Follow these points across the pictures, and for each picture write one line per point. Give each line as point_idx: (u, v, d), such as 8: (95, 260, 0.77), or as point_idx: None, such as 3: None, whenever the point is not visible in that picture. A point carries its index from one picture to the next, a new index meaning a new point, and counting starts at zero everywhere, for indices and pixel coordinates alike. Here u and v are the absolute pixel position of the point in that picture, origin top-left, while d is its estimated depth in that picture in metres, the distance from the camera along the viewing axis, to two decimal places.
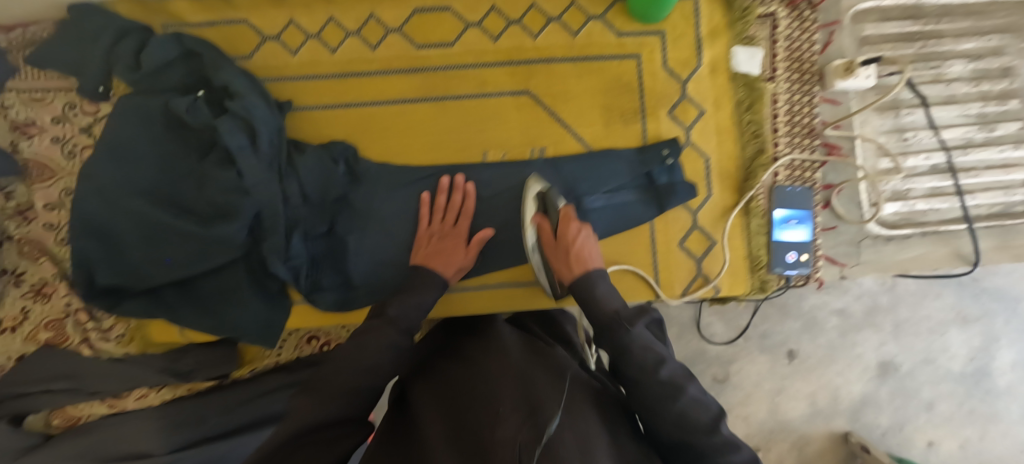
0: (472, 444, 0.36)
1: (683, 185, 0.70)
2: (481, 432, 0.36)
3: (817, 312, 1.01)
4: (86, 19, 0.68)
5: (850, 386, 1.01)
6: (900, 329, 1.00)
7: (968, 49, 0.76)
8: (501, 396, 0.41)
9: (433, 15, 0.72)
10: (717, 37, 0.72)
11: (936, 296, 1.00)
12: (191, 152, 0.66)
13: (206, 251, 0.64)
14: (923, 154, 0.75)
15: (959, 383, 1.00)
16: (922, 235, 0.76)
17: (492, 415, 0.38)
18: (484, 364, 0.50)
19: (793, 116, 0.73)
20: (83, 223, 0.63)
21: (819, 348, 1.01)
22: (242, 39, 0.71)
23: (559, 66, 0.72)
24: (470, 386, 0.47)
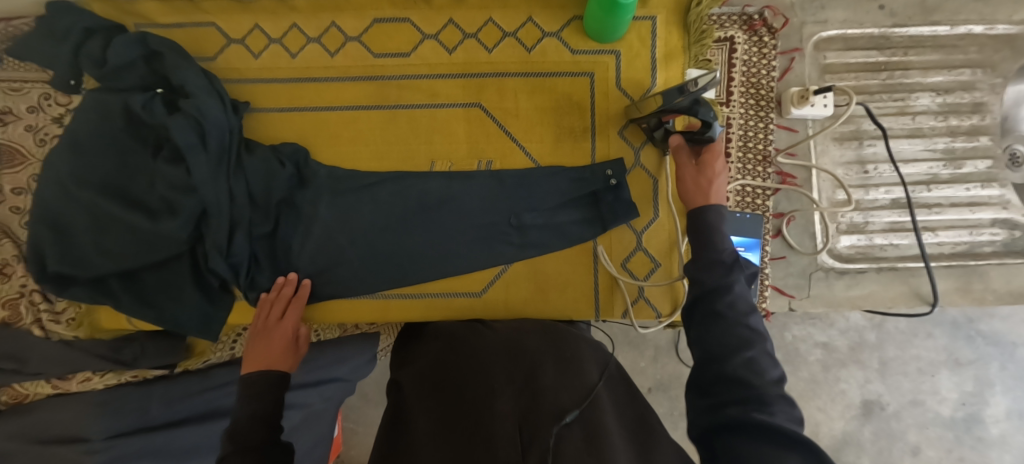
0: (475, 406, 0.45)
1: (625, 206, 0.69)
2: (478, 400, 0.45)
3: (800, 343, 0.97)
4: (59, 14, 0.71)
5: (831, 425, 0.97)
6: (887, 368, 0.96)
7: (936, 83, 0.74)
8: (497, 373, 0.49)
9: (391, 25, 0.73)
10: (672, 60, 0.72)
11: (927, 336, 0.96)
12: (147, 148, 0.68)
13: (156, 246, 0.66)
14: (884, 187, 0.73)
15: (949, 428, 0.96)
16: (877, 271, 0.73)
17: (489, 389, 0.46)
18: (484, 342, 0.58)
19: (747, 142, 0.72)
20: (48, 214, 0.66)
21: (800, 380, 0.97)
22: (208, 41, 0.74)
23: (512, 80, 0.72)
24: (471, 357, 0.55)
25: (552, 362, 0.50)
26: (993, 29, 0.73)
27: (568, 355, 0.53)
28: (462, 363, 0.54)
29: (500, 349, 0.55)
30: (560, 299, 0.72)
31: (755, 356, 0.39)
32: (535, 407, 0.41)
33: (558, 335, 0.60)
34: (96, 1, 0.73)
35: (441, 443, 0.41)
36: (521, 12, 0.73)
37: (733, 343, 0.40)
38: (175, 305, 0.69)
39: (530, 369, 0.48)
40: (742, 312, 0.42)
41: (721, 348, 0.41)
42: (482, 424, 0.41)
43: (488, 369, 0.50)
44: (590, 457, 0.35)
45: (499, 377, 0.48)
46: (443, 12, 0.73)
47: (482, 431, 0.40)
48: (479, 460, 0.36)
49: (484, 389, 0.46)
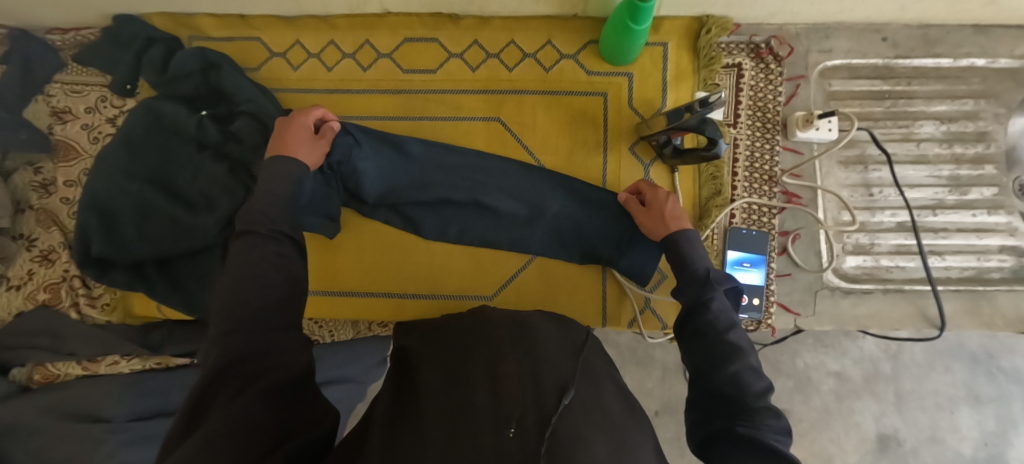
0: (478, 367, 0.47)
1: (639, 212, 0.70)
2: (482, 363, 0.48)
3: (812, 371, 0.96)
4: (125, 26, 0.79)
5: (845, 459, 0.94)
6: (904, 402, 0.94)
7: (940, 111, 0.76)
8: (503, 342, 0.52)
9: (420, 44, 0.79)
10: (682, 82, 0.76)
11: (945, 371, 0.95)
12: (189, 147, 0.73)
13: (190, 235, 0.71)
14: (889, 210, 0.74)
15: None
16: (884, 292, 0.74)
17: (494, 353, 0.49)
18: (492, 317, 0.61)
19: (754, 162, 0.74)
20: (96, 202, 0.72)
21: (812, 410, 0.95)
22: (253, 54, 0.81)
23: (529, 97, 0.77)
24: (476, 329, 0.58)
25: (553, 343, 0.54)
26: (996, 63, 0.76)
27: (569, 343, 0.56)
28: (468, 335, 0.57)
29: (507, 323, 0.58)
30: (568, 306, 0.74)
31: (739, 337, 0.42)
32: (537, 374, 0.44)
33: (561, 322, 0.63)
34: (159, 15, 0.80)
35: (444, 397, 0.44)
36: (541, 35, 0.78)
37: (722, 353, 0.41)
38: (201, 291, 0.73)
39: (534, 345, 0.51)
40: (722, 328, 0.43)
41: (711, 360, 0.41)
42: (485, 380, 0.44)
43: (494, 339, 0.53)
44: (585, 426, 0.38)
45: (504, 344, 0.51)
46: (468, 33, 0.79)
47: (486, 386, 0.43)
48: (481, 408, 0.39)
49: (490, 353, 0.49)
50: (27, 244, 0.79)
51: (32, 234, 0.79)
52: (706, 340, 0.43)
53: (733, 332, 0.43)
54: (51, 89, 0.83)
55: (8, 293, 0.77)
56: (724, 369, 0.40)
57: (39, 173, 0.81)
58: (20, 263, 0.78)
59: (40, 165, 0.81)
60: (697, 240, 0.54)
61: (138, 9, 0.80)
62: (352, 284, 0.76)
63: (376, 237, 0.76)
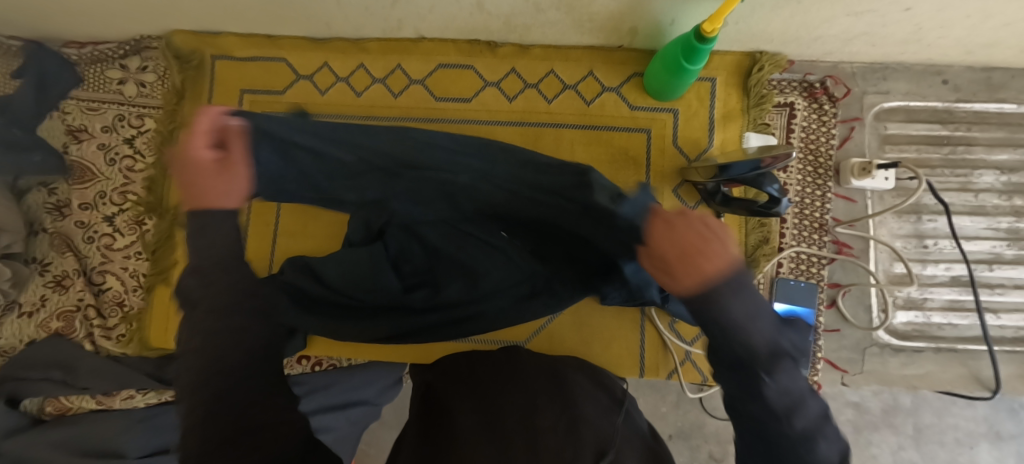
0: (511, 416, 0.42)
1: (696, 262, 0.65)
2: (516, 411, 0.43)
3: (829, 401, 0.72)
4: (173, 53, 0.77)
5: None
6: (923, 436, 0.71)
7: (1000, 160, 0.73)
8: (539, 389, 0.47)
9: (455, 71, 0.76)
10: (731, 121, 0.72)
11: (967, 403, 0.71)
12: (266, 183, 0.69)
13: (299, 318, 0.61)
14: (943, 264, 0.71)
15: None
16: (935, 351, 0.71)
17: (531, 402, 0.44)
18: (523, 359, 0.55)
19: (803, 208, 0.71)
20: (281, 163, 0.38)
21: None
22: (279, 75, 0.77)
23: (569, 131, 0.74)
24: (507, 368, 0.53)
25: (588, 395, 0.48)
26: None
27: (603, 397, 0.50)
28: (498, 371, 0.52)
29: (538, 369, 0.52)
30: (607, 354, 0.71)
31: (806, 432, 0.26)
32: (576, 430, 0.39)
33: (592, 373, 0.56)
34: (180, 33, 0.77)
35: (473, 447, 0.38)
36: (582, 66, 0.74)
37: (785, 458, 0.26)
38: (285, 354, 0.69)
39: (569, 394, 0.46)
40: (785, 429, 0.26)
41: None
42: (521, 437, 0.39)
43: (528, 384, 0.48)
44: None
45: (541, 393, 0.46)
46: (506, 61, 0.75)
47: (524, 443, 0.38)
48: None
49: (525, 401, 0.44)
50: (39, 269, 0.76)
51: (45, 259, 0.76)
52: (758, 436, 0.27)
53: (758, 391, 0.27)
54: (65, 105, 0.79)
55: (20, 320, 0.74)
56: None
57: (53, 194, 0.78)
58: (33, 288, 0.75)
59: (54, 186, 0.78)
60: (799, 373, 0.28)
61: (162, 27, 0.76)
62: None
63: None
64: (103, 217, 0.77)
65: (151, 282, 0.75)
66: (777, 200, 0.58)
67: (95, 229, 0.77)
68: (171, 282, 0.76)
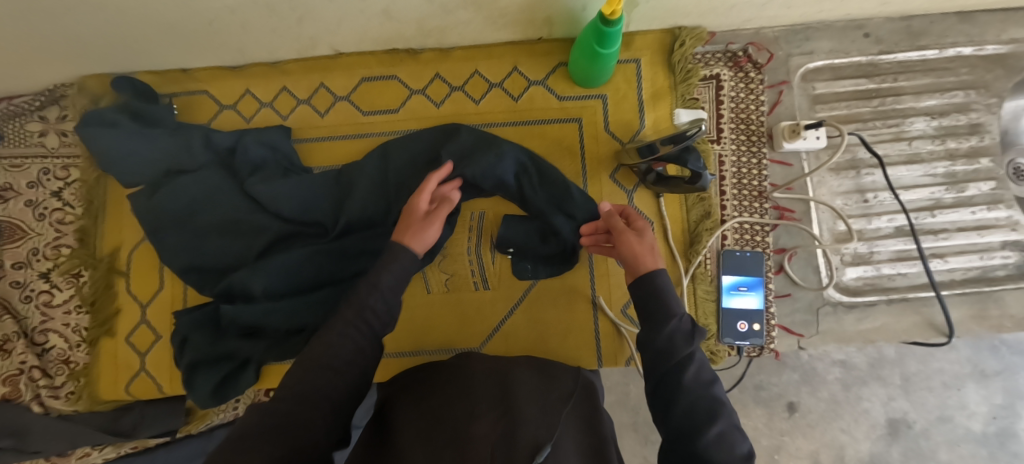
0: (449, 427, 0.40)
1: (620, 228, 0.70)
2: (455, 420, 0.41)
3: (817, 362, 0.80)
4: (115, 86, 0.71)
5: (856, 447, 0.79)
6: (911, 384, 0.78)
7: (930, 106, 0.73)
8: (479, 397, 0.45)
9: (379, 83, 0.75)
10: (660, 100, 0.72)
11: (948, 346, 0.79)
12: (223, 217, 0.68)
13: (258, 343, 0.66)
14: (886, 215, 0.71)
15: (980, 444, 0.78)
16: (888, 302, 0.71)
17: (470, 413, 0.42)
18: (473, 362, 0.55)
19: (742, 178, 0.71)
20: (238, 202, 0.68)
21: (822, 402, 0.79)
22: (202, 108, 0.76)
23: (501, 129, 0.73)
24: (453, 379, 0.51)
25: (534, 393, 0.47)
26: (983, 50, 0.73)
27: (556, 390, 0.49)
28: (443, 384, 0.50)
29: (487, 372, 0.51)
30: (564, 348, 0.70)
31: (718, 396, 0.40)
32: (512, 428, 0.38)
33: (546, 370, 0.56)
34: (93, 77, 0.75)
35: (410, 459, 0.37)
36: (506, 62, 0.73)
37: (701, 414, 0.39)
38: (240, 392, 0.66)
39: (513, 396, 0.44)
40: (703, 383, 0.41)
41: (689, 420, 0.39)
42: (454, 443, 0.37)
43: (470, 393, 0.46)
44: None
45: (479, 401, 0.44)
46: (429, 67, 0.74)
47: (456, 452, 0.36)
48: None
49: (463, 411, 0.42)
50: None
51: None
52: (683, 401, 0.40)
53: (714, 387, 0.41)
54: None
55: None
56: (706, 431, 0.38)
57: None
58: None
59: None
60: (652, 286, 0.44)
61: (72, 73, 0.74)
62: None
63: None
64: (39, 274, 0.75)
65: (93, 336, 0.73)
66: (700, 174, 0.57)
67: (32, 288, 0.74)
68: (116, 332, 0.74)
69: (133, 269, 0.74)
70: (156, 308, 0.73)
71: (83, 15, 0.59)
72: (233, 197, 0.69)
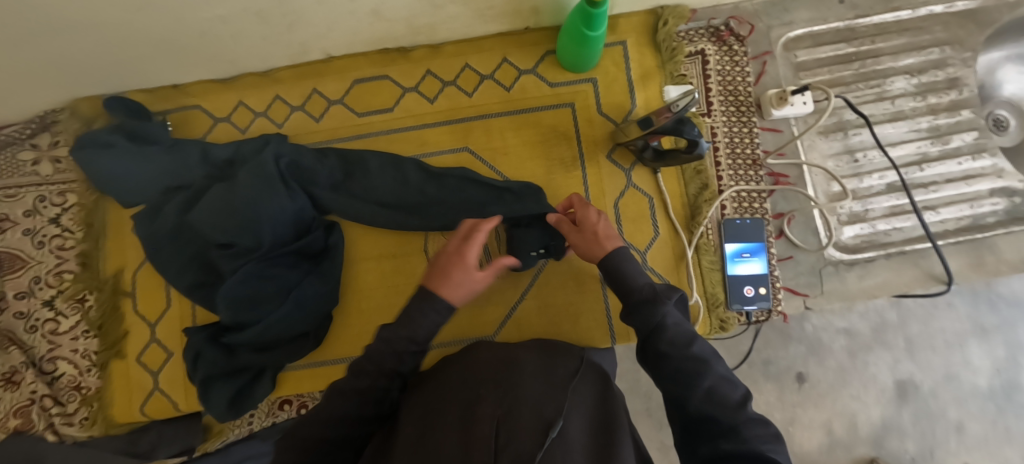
0: (457, 411, 0.42)
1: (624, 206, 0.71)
2: (461, 406, 0.42)
3: (822, 332, 0.81)
4: (108, 107, 0.72)
5: (868, 413, 0.80)
6: (915, 345, 0.80)
7: (908, 65, 0.75)
8: (483, 383, 0.46)
9: (372, 84, 0.75)
10: (649, 80, 0.73)
11: (948, 305, 0.81)
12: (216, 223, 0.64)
13: (274, 353, 0.66)
14: (877, 173, 0.73)
15: (988, 399, 0.80)
16: (887, 257, 0.73)
17: (473, 396, 0.43)
18: (478, 355, 0.56)
19: (735, 148, 0.72)
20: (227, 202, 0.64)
21: (831, 370, 0.81)
22: (196, 123, 0.76)
23: (496, 120, 0.74)
24: (460, 371, 0.52)
25: (540, 373, 0.48)
26: (953, 7, 0.75)
27: (562, 371, 0.50)
28: (450, 376, 0.51)
29: (491, 361, 0.53)
30: (578, 328, 0.71)
31: (701, 349, 0.41)
32: (516, 410, 0.39)
33: (551, 352, 0.57)
34: (83, 100, 0.74)
35: (415, 445, 0.39)
36: (496, 54, 0.75)
37: (691, 368, 0.40)
38: (257, 402, 0.67)
39: (517, 378, 0.46)
40: (682, 345, 0.41)
41: (685, 377, 0.40)
42: (461, 425, 0.38)
43: (474, 381, 0.47)
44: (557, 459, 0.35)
45: (484, 386, 0.45)
46: (420, 64, 0.75)
47: (460, 434, 0.37)
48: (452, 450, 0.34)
49: (468, 398, 0.43)
50: None
51: None
52: (670, 361, 0.41)
53: (694, 343, 0.42)
54: None
55: None
56: (696, 390, 0.39)
57: None
58: None
59: None
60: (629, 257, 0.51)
61: (62, 98, 0.74)
62: (345, 350, 0.72)
63: (364, 284, 0.73)
64: (43, 302, 0.74)
65: (103, 359, 0.72)
66: (697, 144, 0.58)
67: (38, 316, 0.74)
68: (125, 353, 0.73)
69: (138, 289, 0.74)
70: (166, 326, 0.73)
71: (76, 38, 0.59)
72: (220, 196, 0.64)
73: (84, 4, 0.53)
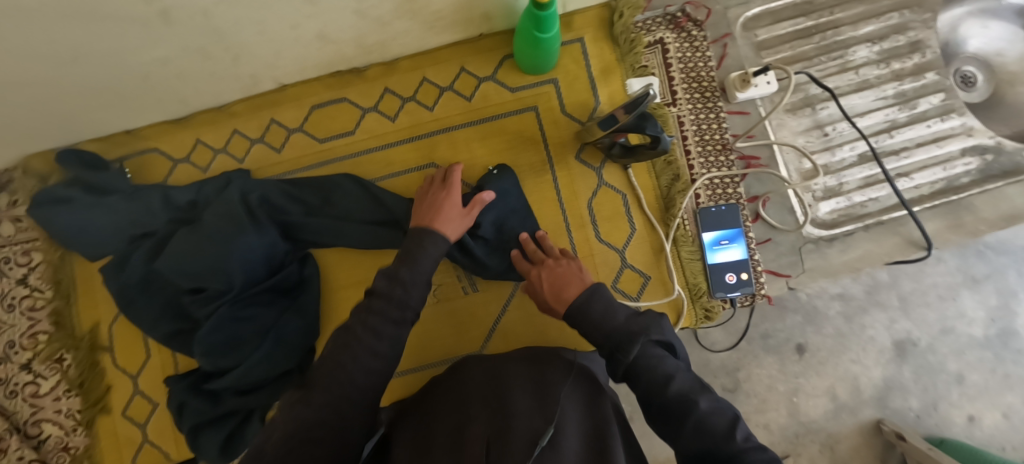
0: (450, 436, 0.42)
1: (599, 206, 0.71)
2: (454, 430, 0.42)
3: (816, 300, 0.81)
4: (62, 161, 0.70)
5: (868, 373, 0.80)
6: (908, 303, 0.80)
7: (869, 32, 0.74)
8: (473, 402, 0.46)
9: (330, 108, 0.74)
10: (610, 74, 0.72)
11: (936, 259, 0.81)
12: (186, 265, 0.62)
13: (257, 397, 0.64)
14: (848, 145, 0.73)
15: (985, 348, 0.80)
16: (865, 229, 0.72)
17: (466, 419, 0.43)
18: (468, 369, 0.57)
19: (703, 134, 0.71)
20: (196, 245, 0.62)
21: (828, 338, 0.80)
22: (157, 166, 0.75)
23: (460, 132, 0.73)
24: (452, 392, 0.52)
25: (528, 383, 0.48)
26: None
27: (551, 377, 0.50)
28: (445, 400, 0.51)
29: (481, 376, 0.52)
30: (565, 332, 0.70)
31: (683, 386, 0.40)
32: (507, 426, 0.39)
33: (538, 357, 0.57)
34: (35, 157, 0.73)
35: None
36: (452, 65, 0.73)
37: (677, 408, 0.39)
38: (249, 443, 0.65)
39: (507, 393, 0.46)
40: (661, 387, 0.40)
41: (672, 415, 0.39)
42: (454, 449, 0.38)
43: (466, 400, 0.47)
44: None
45: (475, 403, 0.46)
46: (377, 83, 0.74)
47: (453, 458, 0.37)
48: None
49: (460, 421, 0.43)
50: None
51: None
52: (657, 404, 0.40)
53: (674, 382, 0.40)
54: None
55: None
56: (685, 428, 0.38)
57: None
58: None
59: None
60: (596, 298, 0.50)
61: (14, 156, 0.72)
62: None
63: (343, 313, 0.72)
64: (21, 366, 0.72)
65: (88, 417, 0.71)
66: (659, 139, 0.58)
67: (17, 381, 0.72)
68: (110, 409, 0.71)
69: (115, 343, 0.72)
70: (148, 377, 0.71)
71: (12, 97, 0.57)
72: (188, 238, 0.63)
73: (14, 64, 0.51)
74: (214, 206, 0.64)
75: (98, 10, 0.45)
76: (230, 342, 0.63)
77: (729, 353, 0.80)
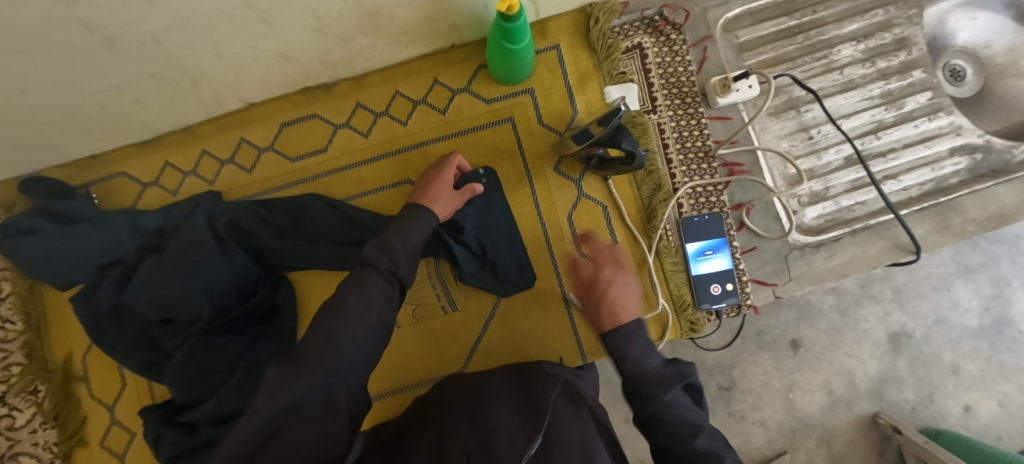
0: (426, 450, 0.39)
1: (579, 218, 0.69)
2: (431, 445, 0.40)
3: (810, 295, 0.80)
4: (25, 190, 0.68)
5: (864, 368, 0.79)
6: (903, 295, 0.79)
7: (854, 30, 0.72)
8: (453, 417, 0.44)
9: (301, 126, 0.72)
10: (588, 82, 0.70)
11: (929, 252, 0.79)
12: (151, 296, 0.61)
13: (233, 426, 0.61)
14: (833, 148, 0.71)
15: (980, 338, 0.79)
16: (853, 234, 0.71)
17: (444, 433, 0.41)
18: (451, 386, 0.55)
19: (684, 142, 0.70)
20: (162, 275, 0.61)
21: (822, 332, 0.79)
22: (125, 190, 0.73)
23: (435, 146, 0.71)
24: (432, 408, 0.50)
25: (509, 401, 0.47)
26: None
27: (534, 393, 0.48)
28: (423, 416, 0.49)
29: (462, 391, 0.51)
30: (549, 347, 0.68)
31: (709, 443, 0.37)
32: (489, 441, 0.37)
33: (521, 372, 0.55)
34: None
35: None
36: (425, 77, 0.71)
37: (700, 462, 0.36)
38: None
39: (488, 408, 0.44)
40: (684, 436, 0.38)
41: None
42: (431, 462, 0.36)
43: (444, 415, 0.45)
44: None
45: (454, 417, 0.44)
46: (348, 98, 0.71)
47: None
48: None
49: (438, 434, 0.41)
50: None
51: None
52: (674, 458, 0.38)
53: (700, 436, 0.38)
54: None
55: None
56: None
57: None
58: None
59: None
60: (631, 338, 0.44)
61: None
62: None
63: None
64: None
65: (66, 449, 0.70)
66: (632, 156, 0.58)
67: None
68: (88, 440, 0.70)
69: (90, 373, 0.71)
70: (124, 406, 0.70)
71: None
72: (154, 267, 0.61)
73: None
74: (181, 233, 0.63)
75: (42, 41, 0.43)
76: (201, 371, 0.61)
77: (722, 354, 0.79)
